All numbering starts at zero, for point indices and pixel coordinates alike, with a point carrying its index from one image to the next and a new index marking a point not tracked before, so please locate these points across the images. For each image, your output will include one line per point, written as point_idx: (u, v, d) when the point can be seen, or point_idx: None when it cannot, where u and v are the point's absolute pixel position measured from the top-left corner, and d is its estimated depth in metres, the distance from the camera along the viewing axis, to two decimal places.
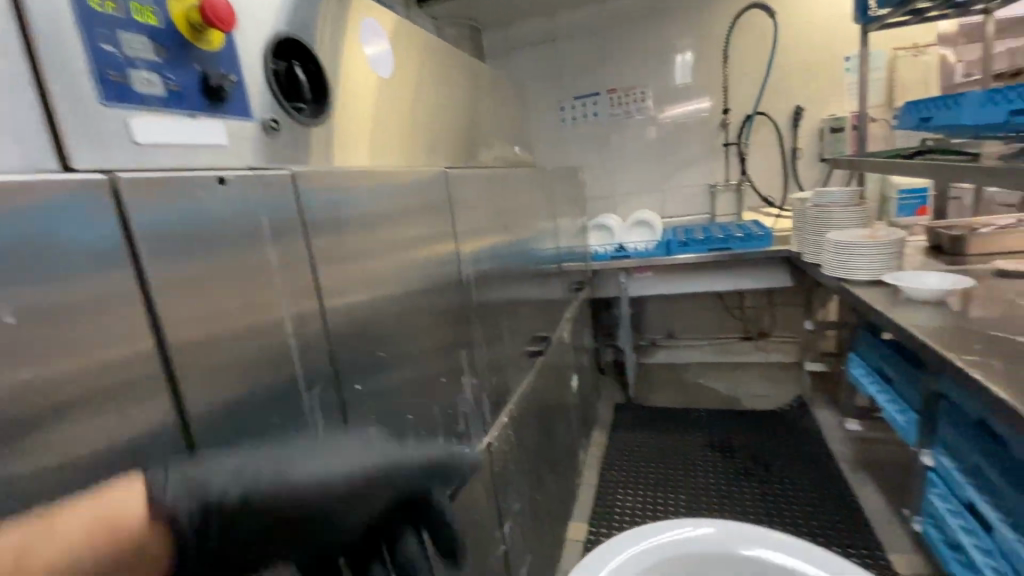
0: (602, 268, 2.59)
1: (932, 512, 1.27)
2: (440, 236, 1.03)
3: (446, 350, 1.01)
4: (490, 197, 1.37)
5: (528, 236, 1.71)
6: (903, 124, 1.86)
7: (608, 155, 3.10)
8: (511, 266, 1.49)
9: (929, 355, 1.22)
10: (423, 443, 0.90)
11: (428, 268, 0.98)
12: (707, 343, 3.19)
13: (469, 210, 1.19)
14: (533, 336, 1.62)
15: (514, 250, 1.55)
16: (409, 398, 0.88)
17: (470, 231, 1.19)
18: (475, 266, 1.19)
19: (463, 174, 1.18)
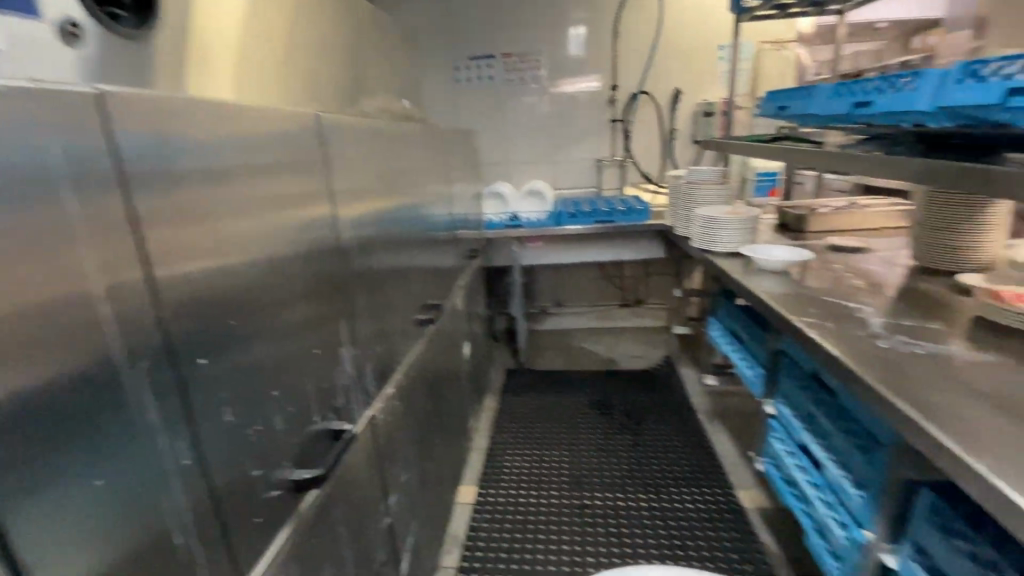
0: (495, 238, 2.59)
1: (772, 451, 1.47)
2: (312, 192, 0.90)
3: (323, 318, 0.91)
4: (374, 154, 1.23)
5: (417, 200, 1.60)
6: (762, 112, 2.07)
7: (502, 122, 3.05)
8: (398, 231, 1.37)
9: (777, 318, 1.38)
10: (294, 419, 0.80)
11: (298, 228, 0.85)
12: (589, 310, 3.35)
13: (347, 166, 1.06)
14: (425, 304, 1.54)
15: (402, 215, 1.43)
16: (277, 375, 0.77)
17: (349, 190, 1.06)
18: (356, 229, 1.07)
19: (337, 124, 1.03)
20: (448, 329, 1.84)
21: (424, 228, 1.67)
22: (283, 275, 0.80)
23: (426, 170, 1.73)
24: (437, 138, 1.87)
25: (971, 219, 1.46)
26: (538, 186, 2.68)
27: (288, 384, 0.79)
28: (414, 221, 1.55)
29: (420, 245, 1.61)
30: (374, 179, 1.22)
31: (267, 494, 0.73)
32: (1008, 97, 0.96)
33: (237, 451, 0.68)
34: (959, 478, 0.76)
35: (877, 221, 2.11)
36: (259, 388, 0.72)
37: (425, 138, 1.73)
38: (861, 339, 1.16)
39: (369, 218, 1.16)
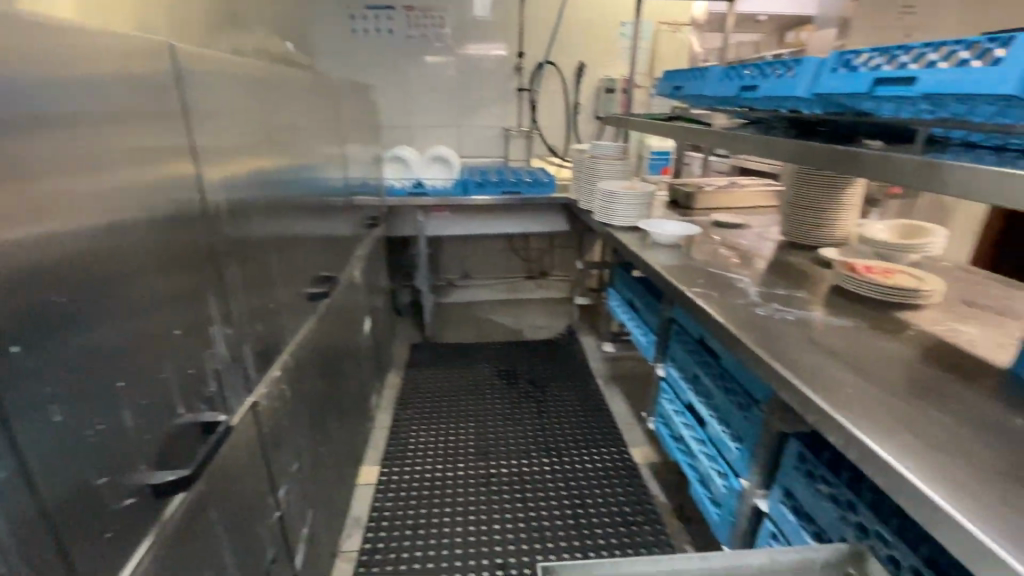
0: (397, 205, 2.43)
1: (662, 411, 1.58)
2: (167, 141, 0.74)
3: (189, 292, 0.77)
4: (249, 103, 1.06)
5: (305, 161, 1.43)
6: (659, 91, 2.14)
7: (404, 82, 2.86)
8: (281, 195, 1.21)
9: (671, 289, 1.46)
10: (153, 412, 0.67)
11: (152, 184, 0.70)
12: (496, 282, 3.38)
13: (215, 114, 0.89)
14: (318, 276, 1.40)
15: (287, 176, 1.27)
16: (129, 362, 0.63)
17: (218, 143, 0.90)
18: (228, 190, 0.92)
19: (200, 62, 0.86)
20: (345, 304, 1.71)
21: (315, 192, 1.51)
22: (131, 241, 0.65)
23: (316, 128, 1.55)
24: (328, 91, 1.68)
25: (834, 199, 1.69)
26: (443, 152, 2.57)
27: (141, 373, 0.65)
28: (302, 185, 1.39)
29: (311, 211, 1.46)
30: (251, 132, 1.05)
31: (119, 503, 0.61)
32: (875, 86, 1.11)
33: (74, 456, 0.55)
34: (824, 429, 0.86)
35: (753, 200, 2.32)
36: (104, 378, 0.59)
37: (315, 90, 1.55)
38: (744, 308, 1.26)
39: (248, 176, 1.01)
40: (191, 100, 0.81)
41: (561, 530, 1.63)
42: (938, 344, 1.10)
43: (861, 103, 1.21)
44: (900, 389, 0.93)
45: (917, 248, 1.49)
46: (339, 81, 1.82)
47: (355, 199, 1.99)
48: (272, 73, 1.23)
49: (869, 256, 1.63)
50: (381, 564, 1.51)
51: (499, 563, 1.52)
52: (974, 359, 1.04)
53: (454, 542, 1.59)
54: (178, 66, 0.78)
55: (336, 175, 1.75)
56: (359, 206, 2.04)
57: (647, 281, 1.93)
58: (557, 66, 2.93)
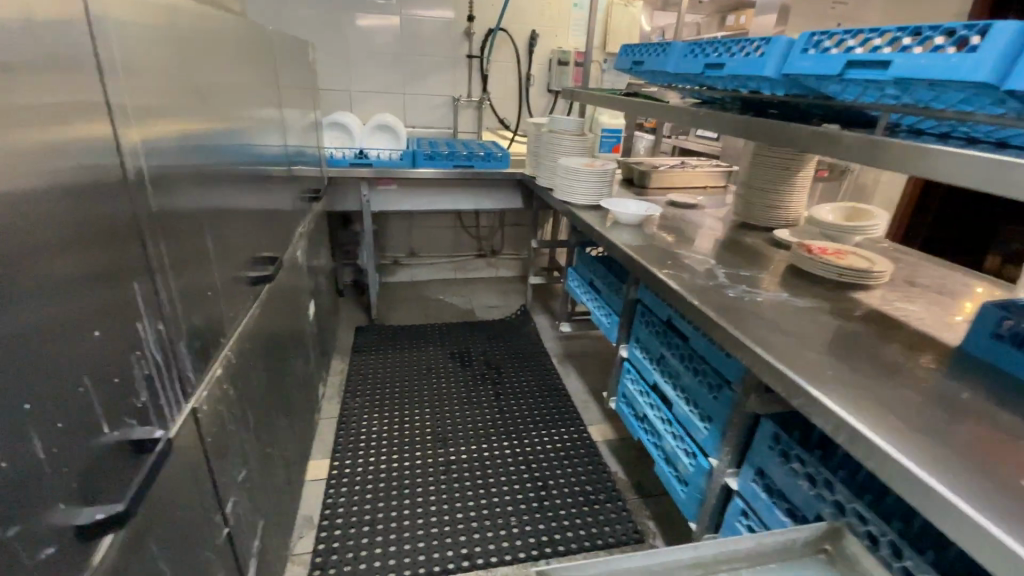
0: (338, 176, 2.24)
1: (625, 391, 1.58)
2: (72, 92, 0.58)
3: (112, 282, 0.62)
4: (170, 50, 0.87)
5: (237, 124, 1.24)
6: (618, 65, 2.09)
7: (342, 40, 2.60)
8: (212, 163, 1.03)
9: (639, 270, 1.44)
10: (73, 437, 0.53)
11: (54, 146, 0.54)
12: (445, 260, 3.24)
13: (128, 61, 0.72)
14: (258, 257, 1.24)
15: (217, 141, 1.08)
16: (38, 378, 0.49)
17: (135, 97, 0.73)
18: (149, 156, 0.75)
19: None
20: (288, 287, 1.54)
21: (250, 161, 1.32)
22: (32, 221, 0.50)
23: (249, 87, 1.34)
24: (260, 45, 1.46)
25: (786, 181, 1.74)
26: (390, 120, 2.38)
27: (57, 388, 0.52)
28: (235, 151, 1.21)
29: (246, 181, 1.28)
30: (175, 86, 0.87)
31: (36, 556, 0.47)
32: (846, 69, 1.12)
33: None
34: (816, 413, 0.88)
35: (705, 180, 2.35)
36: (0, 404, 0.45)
37: (245, 43, 1.34)
38: (715, 291, 1.25)
39: (172, 138, 0.83)
40: (99, 40, 0.64)
41: (526, 515, 1.60)
42: (893, 324, 1.15)
43: (829, 85, 1.23)
44: (869, 369, 0.97)
45: (863, 230, 1.55)
46: (274, 32, 1.60)
47: (294, 170, 1.79)
48: (195, 15, 1.03)
49: (816, 237, 1.70)
50: (338, 565, 1.41)
51: (464, 554, 1.47)
52: (925, 338, 1.10)
53: (416, 535, 1.52)
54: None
55: (272, 141, 1.54)
56: (299, 178, 1.85)
57: (606, 260, 1.91)
58: (509, 34, 2.78)
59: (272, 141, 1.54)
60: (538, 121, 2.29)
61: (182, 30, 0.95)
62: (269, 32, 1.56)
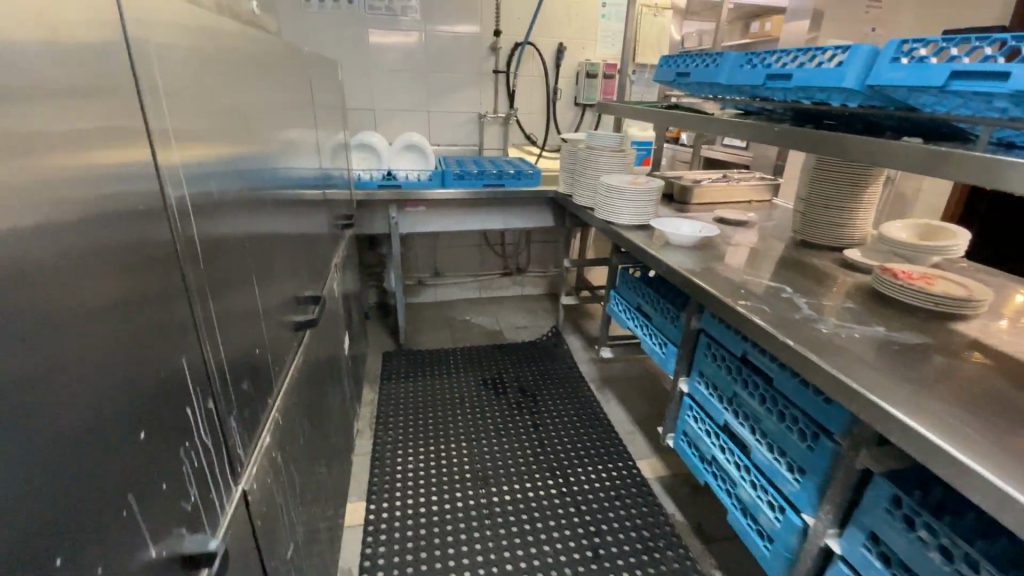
0: (366, 198, 2.15)
1: (685, 429, 1.45)
2: (99, 140, 0.48)
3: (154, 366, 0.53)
4: (211, 81, 0.79)
5: (275, 152, 1.15)
6: (659, 78, 1.99)
7: (367, 59, 2.54)
8: (253, 198, 0.95)
9: (702, 299, 1.32)
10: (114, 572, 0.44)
11: (82, 213, 0.45)
12: (471, 280, 3.12)
13: (169, 95, 0.63)
14: (297, 295, 1.14)
15: (258, 174, 1.00)
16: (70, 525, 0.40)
17: (178, 136, 0.63)
18: (192, 203, 0.65)
19: (139, 12, 0.58)
20: (324, 321, 1.44)
21: (287, 191, 1.23)
22: (52, 310, 0.40)
23: (284, 112, 1.26)
24: (294, 67, 1.38)
25: (852, 198, 1.61)
26: (417, 138, 2.30)
27: (94, 523, 0.43)
28: (274, 182, 1.12)
29: (283, 213, 1.18)
30: (214, 119, 0.79)
31: None
32: (949, 80, 0.99)
33: None
34: (959, 484, 0.75)
35: (749, 194, 2.22)
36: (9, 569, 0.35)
37: (280, 66, 1.26)
38: (799, 325, 1.12)
39: (215, 176, 0.74)
40: (133, 74, 0.55)
41: (581, 566, 1.47)
42: (1012, 363, 1.01)
43: (921, 96, 1.10)
44: (1005, 422, 0.83)
45: (946, 250, 1.42)
46: (305, 52, 1.52)
47: (326, 195, 1.71)
48: (232, 38, 0.95)
49: (889, 256, 1.57)
50: None
51: None
52: None
53: None
54: (109, 22, 0.52)
55: (304, 167, 1.45)
56: (331, 202, 1.76)
57: (654, 282, 1.78)
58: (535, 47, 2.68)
59: (306, 165, 1.45)
60: (572, 137, 2.19)
61: (216, 51, 0.85)
62: (301, 51, 1.48)
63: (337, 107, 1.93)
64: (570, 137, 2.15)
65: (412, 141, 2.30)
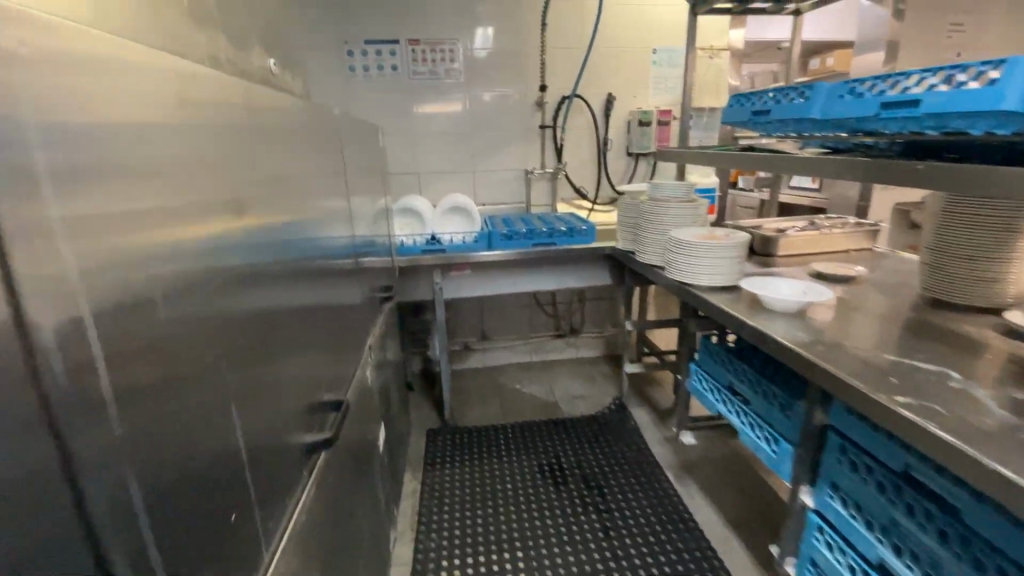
0: (408, 264, 2.00)
1: (814, 559, 1.09)
2: None
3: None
4: (222, 146, 0.64)
5: (305, 224, 1.00)
6: (732, 118, 1.76)
7: (411, 123, 2.49)
8: (272, 283, 0.77)
9: (828, 385, 1.01)
10: None
11: None
12: (521, 344, 2.87)
13: (141, 166, 0.46)
14: (313, 394, 0.93)
15: (282, 254, 0.83)
16: None
17: (143, 203, 0.45)
18: (153, 309, 0.46)
19: (97, 56, 0.42)
20: (355, 413, 1.22)
21: (318, 266, 1.07)
22: None
23: (321, 179, 1.13)
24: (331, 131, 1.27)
25: (1007, 245, 1.26)
26: (461, 199, 2.16)
27: None
28: (305, 258, 0.96)
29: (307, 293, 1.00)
30: (227, 192, 0.63)
31: None
32: None
33: None
34: None
35: (845, 243, 1.89)
36: None
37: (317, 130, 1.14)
38: (998, 436, 0.79)
39: (207, 263, 0.56)
40: (69, 138, 0.38)
41: None
42: None
43: None
44: None
45: None
46: (342, 116, 1.41)
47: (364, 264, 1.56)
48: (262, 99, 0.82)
49: None
50: None
51: None
52: None
53: None
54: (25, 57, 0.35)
55: (338, 237, 1.29)
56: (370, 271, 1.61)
57: (747, 355, 1.47)
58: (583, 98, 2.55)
59: (341, 236, 1.30)
60: (630, 189, 1.97)
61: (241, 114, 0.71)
62: (337, 115, 1.37)
63: (378, 170, 1.83)
64: (629, 189, 1.93)
65: (456, 201, 2.16)
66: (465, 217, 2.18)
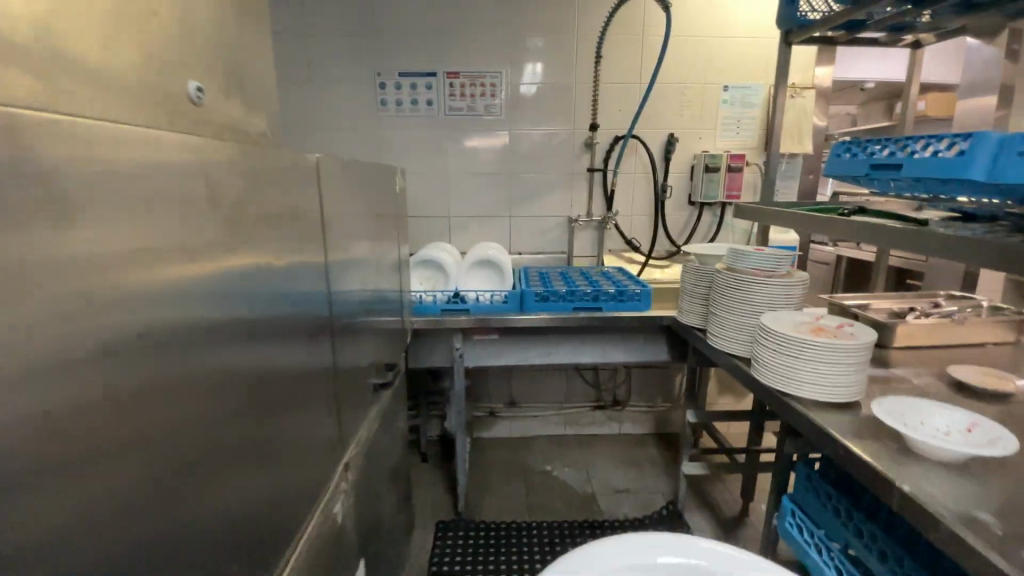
0: (426, 327, 1.69)
1: None
2: None
3: None
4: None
5: (268, 318, 0.70)
6: (837, 171, 1.39)
7: (444, 162, 2.24)
8: (134, 470, 0.45)
9: None
10: None
11: None
12: (555, 414, 2.49)
13: None
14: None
15: (183, 400, 0.51)
16: None
17: None
18: None
19: None
20: (322, 565, 0.89)
21: (287, 369, 0.76)
22: None
23: (307, 247, 0.84)
24: (337, 177, 0.99)
25: None
26: (495, 253, 1.84)
27: None
28: (250, 370, 0.66)
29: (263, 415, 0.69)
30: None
31: None
32: None
33: None
34: None
35: (990, 334, 1.43)
36: None
37: (309, 183, 0.85)
38: None
39: None
40: None
41: None
42: None
43: None
44: None
45: None
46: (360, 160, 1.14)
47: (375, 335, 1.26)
48: (194, 153, 0.53)
49: None
50: None
51: None
52: None
53: None
54: None
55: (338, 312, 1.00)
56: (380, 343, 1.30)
57: (880, 519, 1.06)
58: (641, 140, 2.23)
59: (337, 310, 1.01)
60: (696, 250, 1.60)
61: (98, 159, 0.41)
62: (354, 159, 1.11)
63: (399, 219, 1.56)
64: (696, 251, 1.56)
65: (487, 256, 1.84)
66: (495, 270, 1.86)
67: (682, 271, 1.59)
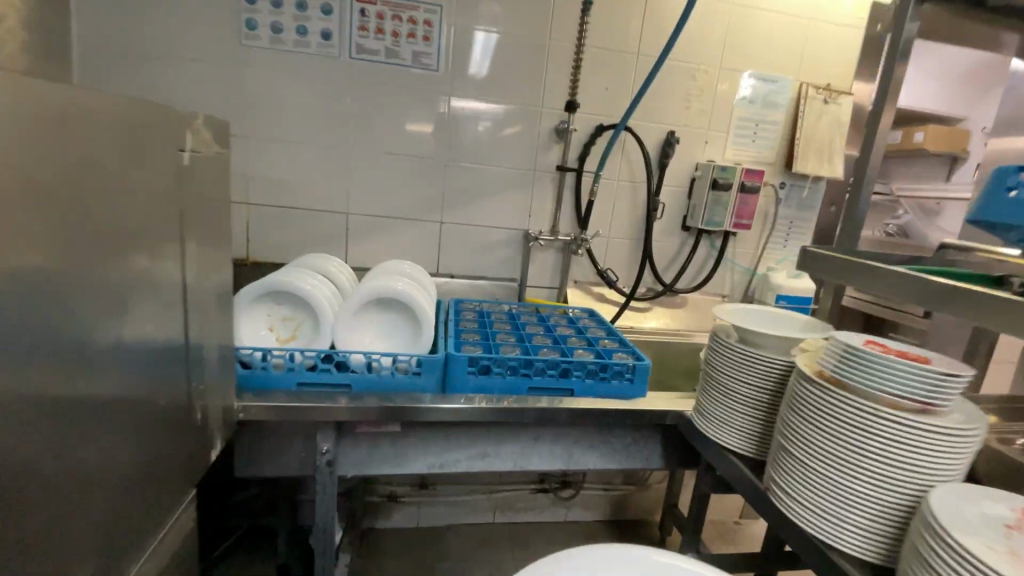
0: (268, 416, 0.95)
1: None
2: None
3: None
4: None
5: None
6: (994, 215, 0.81)
7: (345, 132, 1.49)
8: None
9: None
10: None
11: None
12: (481, 497, 1.81)
13: None
14: None
15: None
16: None
17: None
18: None
19: None
20: None
21: None
22: None
23: None
24: None
25: None
26: (400, 289, 1.04)
27: None
28: None
29: None
30: None
31: None
32: None
33: None
34: None
35: None
36: None
37: None
38: None
39: None
40: None
41: None
42: None
43: None
44: None
45: None
46: None
47: (57, 516, 0.51)
48: None
49: None
50: None
51: None
52: None
53: None
54: None
55: None
56: (94, 516, 0.56)
57: None
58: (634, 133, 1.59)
59: None
60: (738, 320, 0.97)
61: None
62: None
63: (220, 222, 0.80)
64: (743, 326, 0.93)
65: (387, 292, 1.04)
66: (406, 315, 1.08)
67: (708, 349, 1.00)
